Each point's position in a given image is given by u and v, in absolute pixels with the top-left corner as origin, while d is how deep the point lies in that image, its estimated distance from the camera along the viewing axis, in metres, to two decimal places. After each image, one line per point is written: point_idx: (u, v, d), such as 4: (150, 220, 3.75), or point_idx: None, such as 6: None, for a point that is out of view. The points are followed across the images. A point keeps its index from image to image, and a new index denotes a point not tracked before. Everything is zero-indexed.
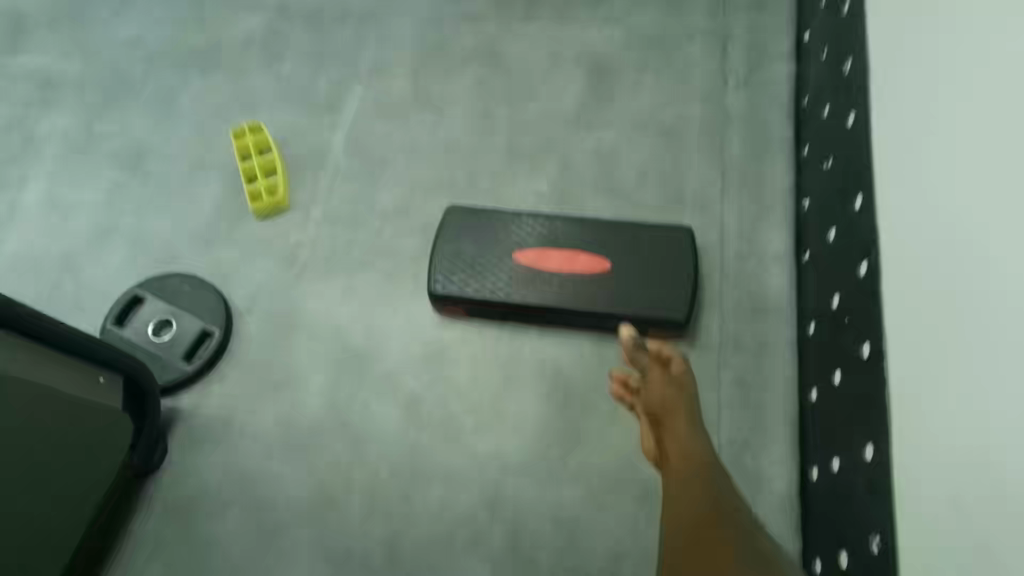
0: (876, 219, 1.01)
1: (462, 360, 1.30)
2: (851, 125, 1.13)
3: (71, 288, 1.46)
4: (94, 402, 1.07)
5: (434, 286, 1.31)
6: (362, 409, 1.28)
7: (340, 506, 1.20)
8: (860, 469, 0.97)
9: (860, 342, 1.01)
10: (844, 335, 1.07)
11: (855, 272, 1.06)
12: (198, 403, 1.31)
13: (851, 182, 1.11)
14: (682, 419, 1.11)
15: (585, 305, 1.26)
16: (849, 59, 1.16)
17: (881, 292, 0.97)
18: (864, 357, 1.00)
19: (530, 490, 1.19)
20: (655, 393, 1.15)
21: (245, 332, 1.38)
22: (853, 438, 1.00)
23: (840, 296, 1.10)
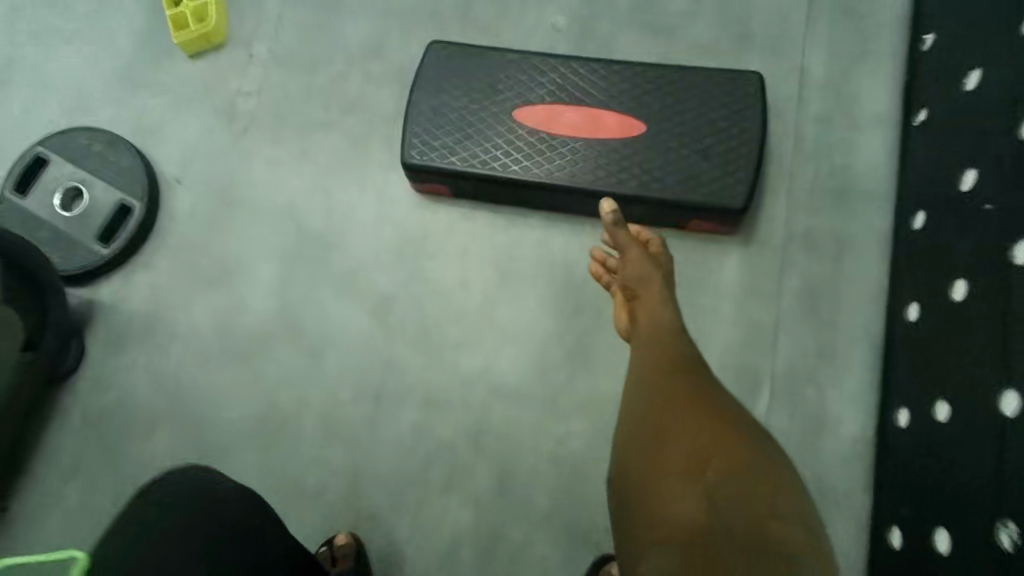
0: None
1: (446, 249, 1.03)
2: None
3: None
4: None
5: (408, 152, 0.98)
6: (318, 310, 1.02)
7: (292, 428, 0.97)
8: (991, 429, 0.67)
9: (1010, 241, 0.69)
10: (980, 229, 0.74)
11: (1015, 135, 0.71)
12: (118, 296, 1.05)
13: None
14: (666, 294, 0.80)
15: (608, 182, 0.93)
16: None
17: None
18: (1016, 263, 0.67)
19: (525, 418, 0.95)
20: (635, 271, 0.83)
21: (175, 207, 1.09)
22: (980, 378, 0.70)
23: (978, 173, 0.76)
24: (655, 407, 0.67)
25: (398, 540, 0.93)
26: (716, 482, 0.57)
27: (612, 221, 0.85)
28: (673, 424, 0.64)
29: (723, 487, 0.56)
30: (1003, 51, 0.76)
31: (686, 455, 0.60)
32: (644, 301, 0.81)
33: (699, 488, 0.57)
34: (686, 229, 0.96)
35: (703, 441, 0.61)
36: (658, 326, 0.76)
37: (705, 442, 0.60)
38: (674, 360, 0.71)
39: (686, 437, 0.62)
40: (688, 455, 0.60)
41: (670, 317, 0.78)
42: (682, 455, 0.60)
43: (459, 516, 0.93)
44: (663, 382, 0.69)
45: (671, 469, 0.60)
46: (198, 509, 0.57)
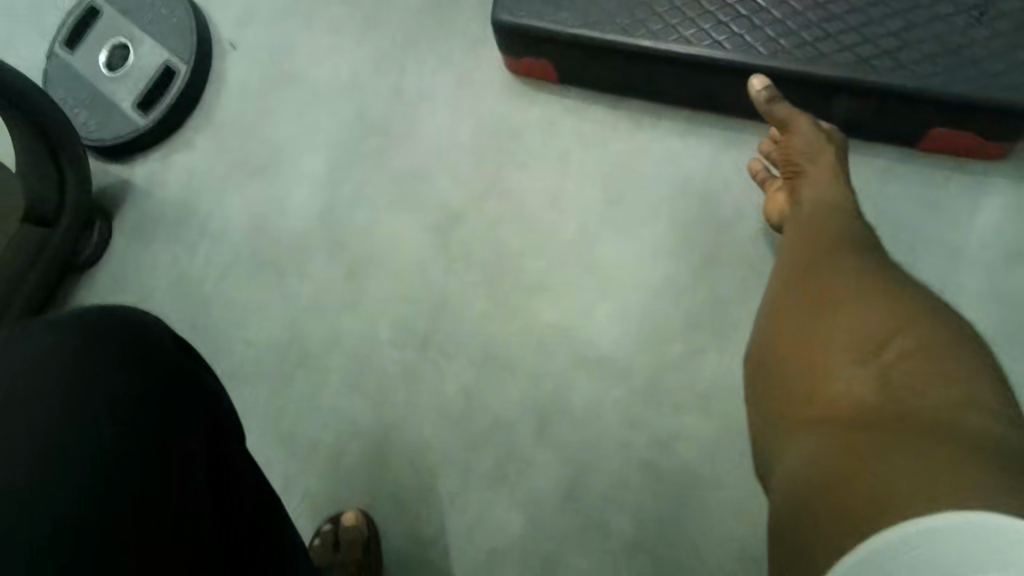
0: None
1: (542, 152, 0.74)
2: None
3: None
4: None
5: (502, 8, 0.69)
6: (368, 215, 0.78)
7: (316, 369, 0.75)
8: None
9: None
10: None
11: None
12: (154, 178, 0.88)
13: None
14: (823, 177, 0.55)
15: (806, 54, 0.62)
16: None
17: None
18: None
19: (618, 399, 0.66)
20: (799, 146, 0.58)
21: (227, 77, 0.89)
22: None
23: None
24: (808, 276, 0.49)
25: (424, 537, 0.68)
26: (897, 369, 0.40)
27: (767, 98, 0.61)
28: (834, 294, 0.46)
29: (908, 378, 0.40)
30: None
31: (853, 335, 0.43)
32: (805, 183, 0.56)
33: (867, 376, 0.41)
34: (914, 146, 0.65)
35: (886, 317, 0.43)
36: (807, 216, 0.54)
37: (884, 319, 0.43)
38: (835, 237, 0.50)
39: (854, 312, 0.44)
40: (852, 333, 0.43)
41: (840, 194, 0.54)
42: (847, 334, 0.44)
43: (509, 520, 0.66)
44: (822, 255, 0.49)
45: (829, 349, 0.44)
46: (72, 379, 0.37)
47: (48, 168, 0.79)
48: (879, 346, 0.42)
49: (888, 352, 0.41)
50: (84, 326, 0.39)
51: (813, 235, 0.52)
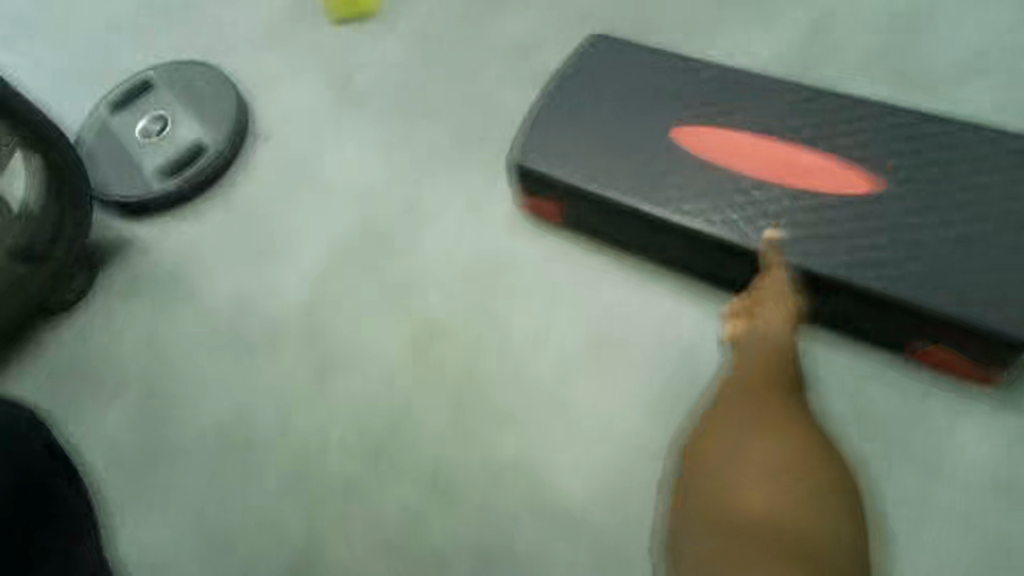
0: None
1: (534, 289, 0.75)
2: None
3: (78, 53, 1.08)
4: None
5: (524, 155, 0.73)
6: (350, 317, 0.77)
7: (256, 463, 0.71)
8: None
9: None
10: None
11: None
12: (155, 241, 0.89)
13: None
14: (774, 324, 0.61)
15: (797, 249, 0.64)
16: None
17: None
18: None
19: (565, 556, 0.62)
20: (772, 303, 0.63)
21: (255, 164, 0.92)
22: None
23: None
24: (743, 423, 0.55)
25: None
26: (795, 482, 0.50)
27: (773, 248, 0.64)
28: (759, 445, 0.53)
29: (799, 485, 0.50)
30: None
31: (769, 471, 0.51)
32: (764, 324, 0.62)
33: (778, 492, 0.50)
34: (899, 348, 0.67)
35: (800, 463, 0.52)
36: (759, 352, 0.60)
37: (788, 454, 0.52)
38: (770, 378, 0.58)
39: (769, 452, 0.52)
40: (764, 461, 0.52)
41: (789, 341, 0.61)
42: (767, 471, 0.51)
43: None
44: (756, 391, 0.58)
45: (752, 477, 0.51)
46: None
47: (48, 206, 0.79)
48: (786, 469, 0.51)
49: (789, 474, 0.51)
50: None
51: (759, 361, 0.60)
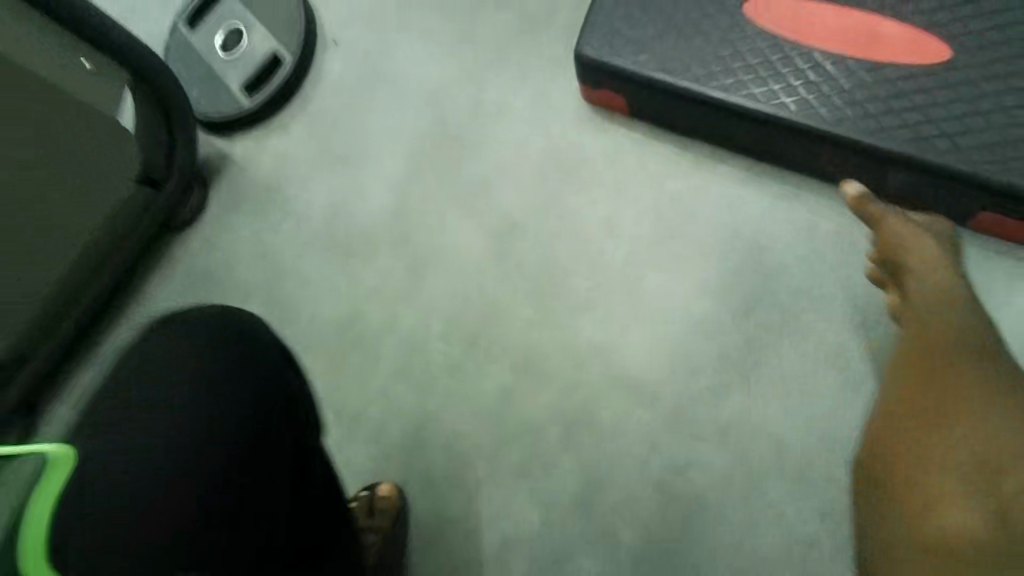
0: None
1: (603, 180, 0.78)
2: None
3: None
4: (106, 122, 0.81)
5: (586, 44, 0.73)
6: (435, 218, 0.84)
7: (368, 351, 0.82)
8: None
9: None
10: None
11: None
12: (249, 155, 0.96)
13: None
14: (925, 286, 0.61)
15: (865, 128, 0.64)
16: None
17: None
18: None
19: (642, 420, 0.71)
20: (919, 260, 0.62)
21: (326, 71, 0.96)
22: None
23: None
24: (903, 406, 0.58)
25: (446, 515, 0.75)
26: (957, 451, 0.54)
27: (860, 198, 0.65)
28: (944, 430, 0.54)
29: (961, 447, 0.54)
30: None
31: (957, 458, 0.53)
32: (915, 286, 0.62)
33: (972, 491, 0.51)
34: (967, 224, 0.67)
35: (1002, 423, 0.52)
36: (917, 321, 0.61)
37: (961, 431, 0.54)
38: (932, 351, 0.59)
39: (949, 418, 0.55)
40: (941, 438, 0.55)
41: (952, 282, 0.60)
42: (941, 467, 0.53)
43: (525, 514, 0.73)
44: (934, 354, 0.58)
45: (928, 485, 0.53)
46: (199, 383, 0.42)
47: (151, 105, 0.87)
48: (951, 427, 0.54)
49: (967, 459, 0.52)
50: (222, 334, 0.45)
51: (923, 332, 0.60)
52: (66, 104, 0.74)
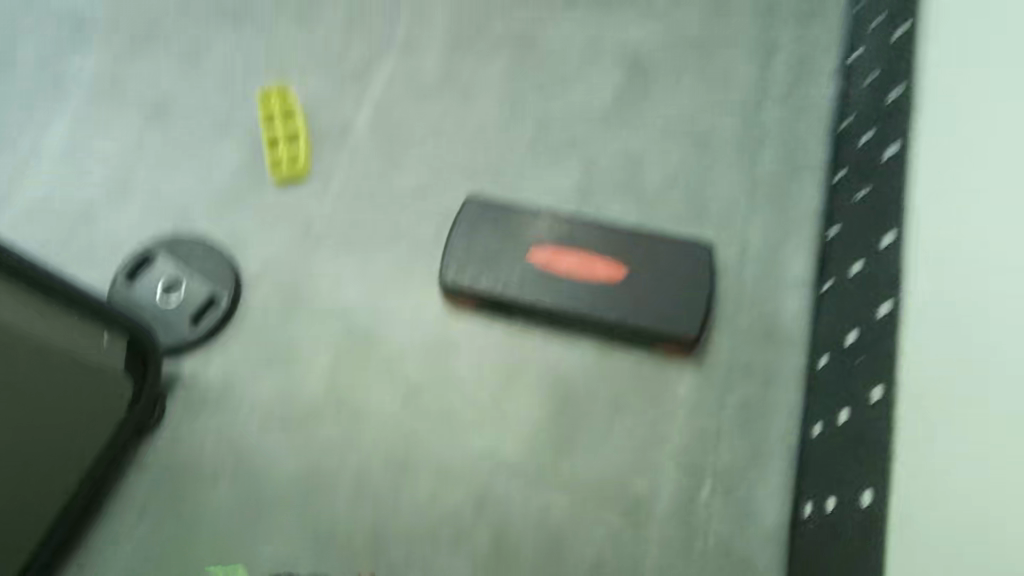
0: (902, 270, 1.12)
1: (465, 352, 1.30)
2: (888, 161, 1.22)
3: (79, 235, 1.46)
4: (105, 366, 1.12)
5: (445, 276, 1.30)
6: (358, 392, 1.28)
7: (327, 488, 1.22)
8: (864, 514, 1.06)
9: (871, 386, 1.12)
10: (855, 377, 1.15)
11: (872, 315, 1.16)
12: (197, 370, 1.31)
13: (885, 222, 1.19)
14: None
15: (593, 310, 1.26)
16: (898, 91, 1.24)
17: (902, 323, 1.09)
18: (873, 402, 1.11)
19: (516, 491, 1.21)
20: None
21: (252, 301, 1.37)
22: (875, 461, 1.07)
23: (857, 337, 1.17)
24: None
25: None
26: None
27: None
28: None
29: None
30: (874, 257, 1.19)
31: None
32: None
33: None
34: (656, 353, 1.27)
35: None
36: None
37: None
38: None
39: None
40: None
41: None
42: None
43: (459, 566, 1.17)
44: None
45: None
46: None
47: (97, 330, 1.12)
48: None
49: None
50: None
51: None
52: (39, 346, 0.99)
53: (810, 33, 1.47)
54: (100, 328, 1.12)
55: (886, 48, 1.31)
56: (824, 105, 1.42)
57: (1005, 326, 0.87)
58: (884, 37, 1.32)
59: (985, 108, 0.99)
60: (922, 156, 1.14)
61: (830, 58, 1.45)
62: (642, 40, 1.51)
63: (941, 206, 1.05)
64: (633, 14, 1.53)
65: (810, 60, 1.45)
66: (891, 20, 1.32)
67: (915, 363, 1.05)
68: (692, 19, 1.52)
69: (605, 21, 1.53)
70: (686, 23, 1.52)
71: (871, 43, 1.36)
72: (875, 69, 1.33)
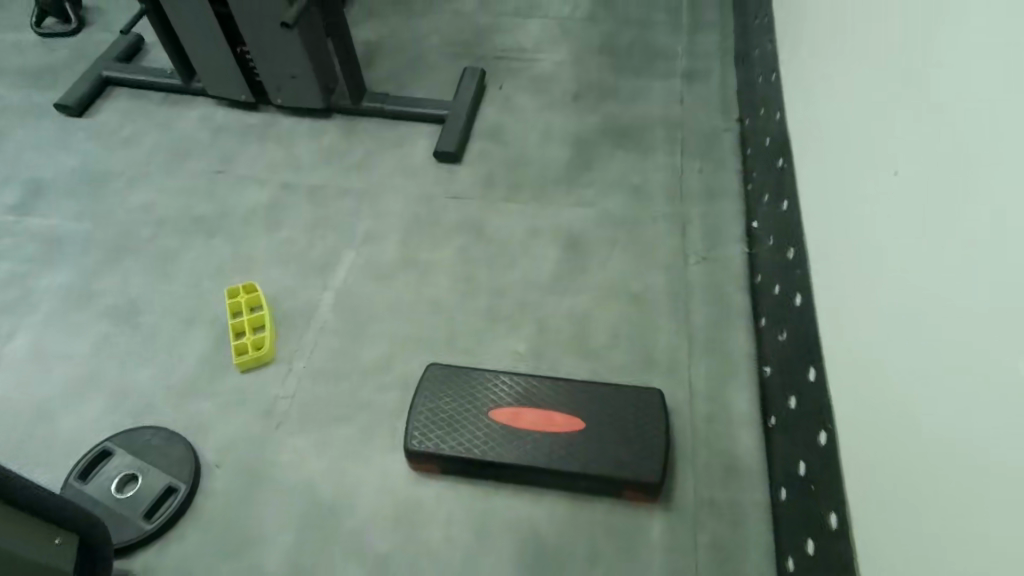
0: (829, 390, 1.14)
1: (434, 517, 1.29)
2: (798, 304, 1.31)
3: (32, 436, 1.44)
4: (38, 562, 1.03)
5: (410, 440, 1.33)
6: (323, 571, 1.23)
7: None
8: None
9: (828, 511, 1.07)
10: (813, 502, 1.12)
11: (815, 442, 1.15)
12: (151, 565, 1.25)
13: (803, 355, 1.25)
14: None
15: (558, 462, 1.28)
16: (791, 249, 1.38)
17: (837, 437, 1.08)
18: (832, 526, 1.05)
19: None
20: None
21: (212, 487, 1.35)
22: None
23: (805, 464, 1.17)
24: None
25: None
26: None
27: None
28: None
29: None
30: (803, 386, 1.23)
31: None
32: None
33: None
34: (624, 501, 1.29)
35: None
36: None
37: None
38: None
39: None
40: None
41: None
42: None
43: None
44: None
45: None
46: None
47: (39, 524, 1.06)
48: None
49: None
50: None
51: None
52: None
53: (714, 208, 1.72)
54: (36, 519, 1.05)
55: (775, 213, 1.50)
56: (739, 263, 1.61)
57: (908, 394, 0.89)
58: (769, 206, 1.55)
59: (857, 222, 1.11)
60: (818, 274, 1.25)
61: (735, 226, 1.68)
62: (573, 221, 1.73)
63: (844, 318, 1.11)
64: (563, 201, 1.77)
65: (718, 229, 1.68)
66: (777, 190, 1.52)
67: (849, 463, 1.03)
68: (613, 202, 1.76)
69: (540, 208, 1.76)
70: (611, 206, 1.75)
71: (763, 210, 1.59)
72: (770, 233, 1.52)
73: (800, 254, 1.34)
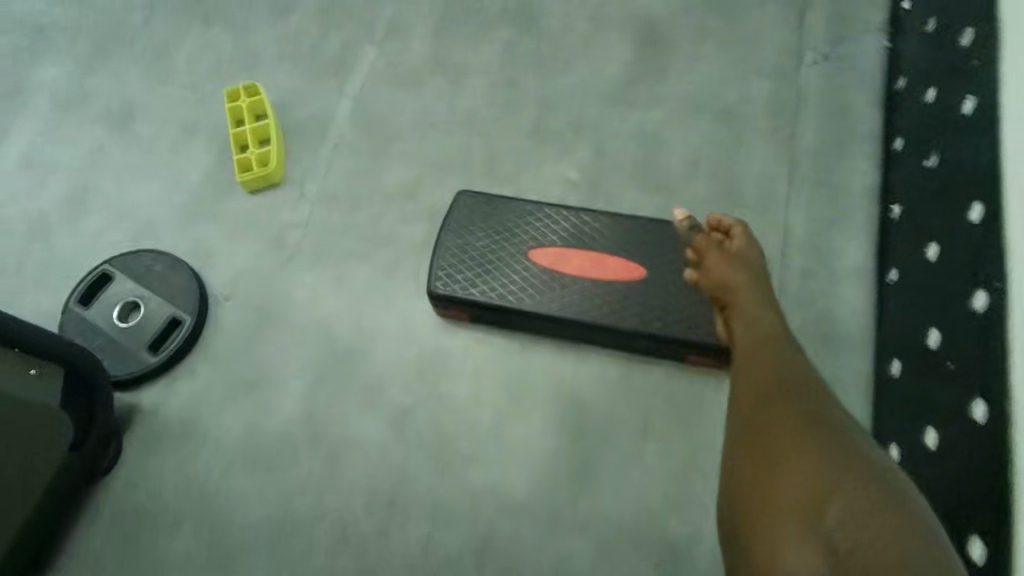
0: (1002, 235, 0.81)
1: (463, 370, 1.12)
2: (969, 112, 0.93)
3: (33, 256, 1.31)
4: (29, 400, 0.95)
5: (433, 284, 1.12)
6: (340, 420, 1.11)
7: (303, 538, 1.04)
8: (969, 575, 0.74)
9: (973, 399, 0.80)
10: (945, 386, 0.86)
11: (966, 307, 0.85)
12: (158, 401, 1.16)
13: (963, 188, 0.91)
14: (750, 299, 0.97)
15: (611, 318, 1.06)
16: (972, 31, 0.97)
17: (1008, 305, 0.77)
18: (978, 419, 0.78)
19: (529, 531, 1.02)
20: (757, 321, 0.94)
21: (220, 321, 1.20)
22: (969, 496, 0.77)
23: (941, 335, 0.89)
24: (758, 429, 0.77)
25: None
26: (833, 526, 0.64)
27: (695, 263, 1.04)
28: (778, 520, 0.67)
29: (860, 560, 0.62)
30: (953, 232, 0.91)
31: (803, 492, 0.68)
32: (741, 307, 0.97)
33: (821, 537, 0.64)
34: (687, 365, 1.08)
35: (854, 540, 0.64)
36: (751, 332, 0.93)
37: (844, 482, 0.68)
38: (791, 389, 0.81)
39: (807, 483, 0.69)
40: (804, 466, 0.70)
41: (770, 320, 0.94)
42: (797, 496, 0.68)
43: None
44: (772, 412, 0.78)
45: (790, 516, 0.67)
46: None
47: (6, 352, 0.97)
48: (820, 518, 0.65)
49: (830, 515, 0.65)
50: None
51: (758, 336, 0.91)
52: None
53: None
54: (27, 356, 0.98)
55: None
56: (871, 67, 1.21)
57: None
58: None
59: None
60: (1011, 74, 0.85)
61: (873, 13, 1.25)
62: (651, 9, 1.34)
63: None
64: None
65: (848, 17, 1.26)
66: None
67: (1022, 353, 0.73)
68: None
69: None
70: None
71: None
72: (930, 16, 1.10)
73: (984, 38, 0.94)
